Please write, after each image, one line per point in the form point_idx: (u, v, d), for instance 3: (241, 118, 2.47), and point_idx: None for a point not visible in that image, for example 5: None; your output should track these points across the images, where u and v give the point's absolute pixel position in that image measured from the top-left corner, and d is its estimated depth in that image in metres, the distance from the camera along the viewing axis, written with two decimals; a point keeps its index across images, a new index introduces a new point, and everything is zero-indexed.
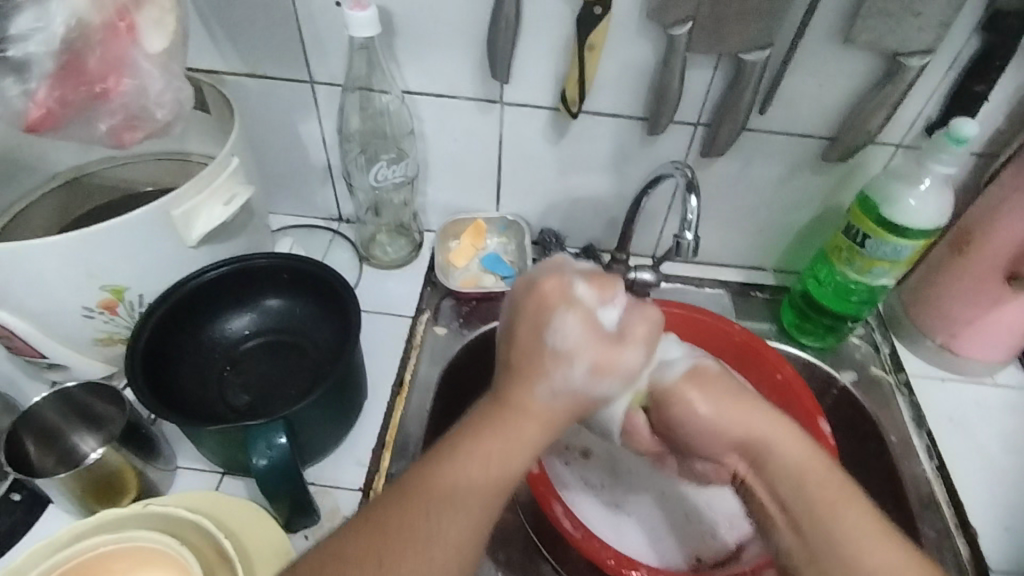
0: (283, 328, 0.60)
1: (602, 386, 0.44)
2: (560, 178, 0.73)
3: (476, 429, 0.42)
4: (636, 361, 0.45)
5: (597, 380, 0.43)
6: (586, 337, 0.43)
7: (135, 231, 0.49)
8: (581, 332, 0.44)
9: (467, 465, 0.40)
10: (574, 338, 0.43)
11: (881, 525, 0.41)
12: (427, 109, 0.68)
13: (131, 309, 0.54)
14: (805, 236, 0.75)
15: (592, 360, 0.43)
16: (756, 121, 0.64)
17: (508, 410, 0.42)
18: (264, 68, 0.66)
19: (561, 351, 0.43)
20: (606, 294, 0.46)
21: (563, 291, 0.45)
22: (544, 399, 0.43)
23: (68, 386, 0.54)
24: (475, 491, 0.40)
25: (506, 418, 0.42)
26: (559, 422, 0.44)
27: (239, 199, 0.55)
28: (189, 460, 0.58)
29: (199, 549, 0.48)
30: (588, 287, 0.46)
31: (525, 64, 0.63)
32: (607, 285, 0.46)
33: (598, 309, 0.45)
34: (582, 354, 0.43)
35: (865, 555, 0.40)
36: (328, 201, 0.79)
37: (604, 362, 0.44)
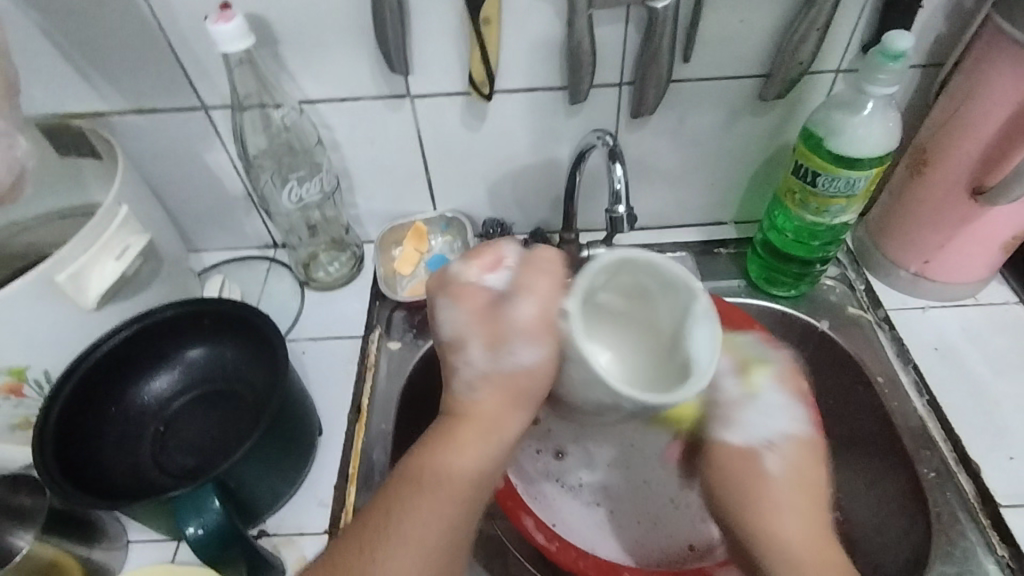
0: (213, 377, 0.56)
1: (506, 355, 0.45)
2: (491, 165, 0.69)
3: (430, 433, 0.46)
4: (530, 352, 0.43)
5: (495, 357, 0.45)
6: (464, 321, 0.46)
7: (17, 307, 0.45)
8: (463, 313, 0.46)
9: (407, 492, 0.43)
10: (456, 324, 0.46)
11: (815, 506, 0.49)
12: (334, 116, 0.63)
13: (39, 388, 0.50)
14: (760, 182, 0.71)
15: (479, 342, 0.46)
16: (683, 71, 0.60)
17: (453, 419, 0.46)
18: (149, 102, 0.61)
19: (454, 340, 0.46)
20: (488, 266, 0.47)
21: (442, 281, 0.48)
22: (469, 396, 0.46)
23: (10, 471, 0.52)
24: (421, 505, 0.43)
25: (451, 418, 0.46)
26: (497, 407, 0.46)
27: (133, 251, 0.51)
28: (140, 531, 0.54)
29: None
30: (468, 264, 0.48)
31: (423, 51, 0.58)
32: (491, 253, 0.48)
33: (483, 277, 0.47)
34: (469, 339, 0.46)
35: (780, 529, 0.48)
36: (257, 229, 0.75)
37: (494, 339, 0.45)
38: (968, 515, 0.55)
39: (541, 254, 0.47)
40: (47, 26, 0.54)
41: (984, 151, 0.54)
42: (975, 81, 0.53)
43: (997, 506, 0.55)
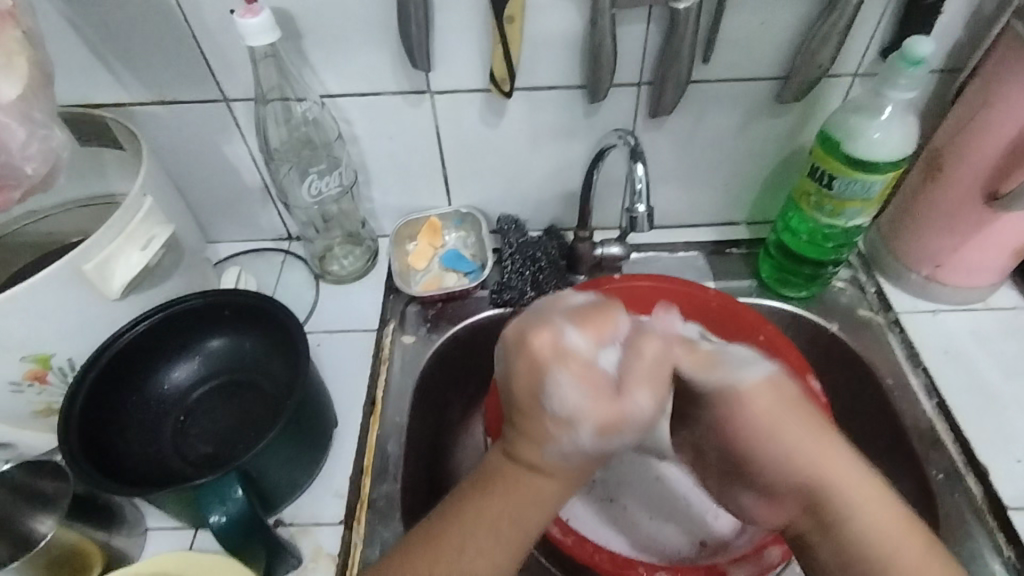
0: (232, 368, 0.56)
1: (615, 443, 0.42)
2: (507, 162, 0.69)
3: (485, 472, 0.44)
4: (645, 408, 0.42)
5: (606, 441, 0.42)
6: (581, 400, 0.41)
7: (45, 295, 0.45)
8: (580, 389, 0.41)
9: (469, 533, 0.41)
10: (570, 404, 0.41)
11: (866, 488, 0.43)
12: (354, 111, 0.64)
13: (63, 375, 0.50)
14: (774, 183, 0.71)
15: (593, 423, 0.41)
16: (702, 72, 0.60)
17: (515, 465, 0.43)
18: (171, 93, 0.61)
19: (562, 418, 0.41)
20: (578, 324, 0.43)
21: (555, 346, 0.42)
22: (549, 458, 0.42)
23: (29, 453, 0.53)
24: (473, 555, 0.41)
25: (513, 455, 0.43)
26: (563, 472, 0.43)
27: (157, 241, 0.51)
28: (157, 518, 0.55)
29: None
30: (582, 331, 0.43)
31: (446, 47, 0.58)
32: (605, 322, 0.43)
33: (596, 354, 0.42)
34: (584, 419, 0.41)
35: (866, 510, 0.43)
36: (273, 221, 0.75)
37: (609, 427, 0.41)
38: (976, 516, 0.56)
39: (646, 339, 0.43)
40: (74, 16, 0.55)
41: (1000, 158, 0.55)
42: (993, 88, 0.53)
43: (1005, 508, 0.56)
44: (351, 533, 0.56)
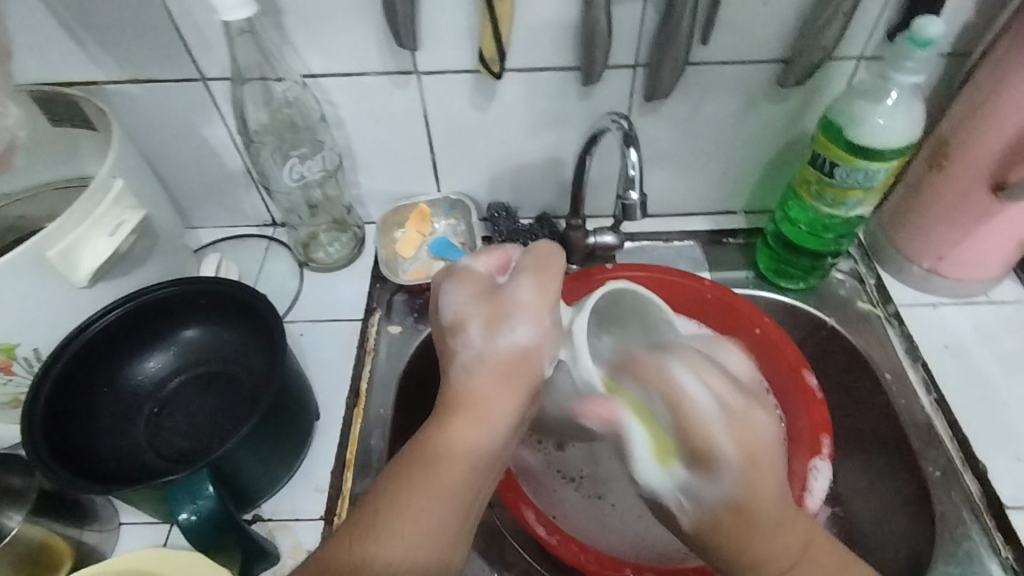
0: (208, 359, 0.54)
1: (505, 336, 0.45)
2: (499, 147, 0.67)
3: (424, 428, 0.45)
4: (524, 299, 0.45)
5: (493, 336, 0.45)
6: (466, 302, 0.47)
7: (5, 282, 0.43)
8: (464, 295, 0.48)
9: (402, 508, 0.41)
10: (456, 305, 0.47)
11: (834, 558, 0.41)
12: (338, 92, 0.61)
13: (29, 365, 0.48)
14: (773, 171, 0.69)
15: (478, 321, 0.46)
16: (700, 53, 0.57)
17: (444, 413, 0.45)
18: (146, 71, 0.58)
19: (454, 324, 0.47)
20: (523, 313, 0.45)
21: (451, 272, 0.50)
22: (463, 381, 0.45)
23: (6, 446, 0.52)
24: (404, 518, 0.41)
25: (449, 408, 0.45)
26: (497, 396, 0.45)
27: (127, 227, 0.49)
28: (131, 513, 0.53)
29: None
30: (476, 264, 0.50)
31: (433, 25, 0.55)
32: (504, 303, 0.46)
33: (492, 275, 0.49)
34: (469, 319, 0.46)
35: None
36: (256, 206, 0.73)
37: (495, 319, 0.46)
38: (973, 515, 0.55)
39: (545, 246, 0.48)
40: None
41: (1008, 146, 0.53)
42: (1003, 72, 0.51)
43: (1004, 508, 0.54)
44: (331, 528, 0.54)
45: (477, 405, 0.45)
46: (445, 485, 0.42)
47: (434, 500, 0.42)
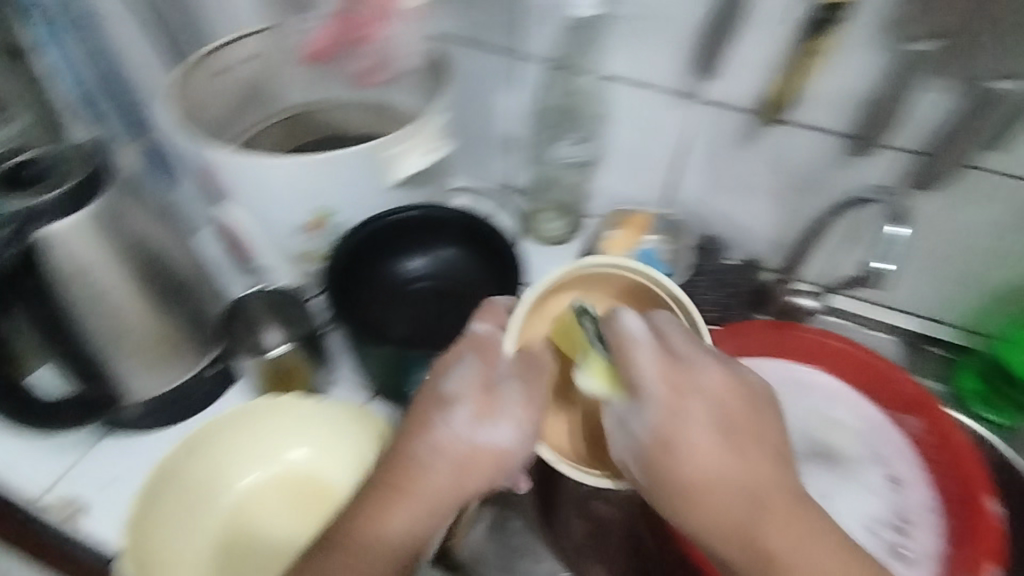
0: (451, 279, 0.65)
1: (485, 432, 0.46)
2: (739, 185, 0.71)
3: (395, 466, 0.47)
4: (503, 435, 0.46)
5: (477, 425, 0.46)
6: (472, 382, 0.47)
7: (350, 166, 0.56)
8: (471, 378, 0.48)
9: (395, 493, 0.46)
10: (462, 383, 0.47)
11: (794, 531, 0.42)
12: (621, 96, 0.68)
13: (330, 232, 0.61)
14: (1008, 299, 0.67)
15: (470, 405, 0.47)
16: (985, 160, 0.57)
17: (395, 490, 0.46)
18: (476, 36, 0.69)
19: (451, 396, 0.47)
20: (507, 414, 0.47)
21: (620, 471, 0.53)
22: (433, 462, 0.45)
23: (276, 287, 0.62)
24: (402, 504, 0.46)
25: (390, 472, 0.47)
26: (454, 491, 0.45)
27: (439, 152, 0.60)
28: (345, 376, 0.65)
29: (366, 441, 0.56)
30: None
31: (734, 62, 0.61)
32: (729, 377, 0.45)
33: (482, 424, 0.46)
34: (462, 404, 0.47)
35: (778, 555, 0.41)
36: (502, 170, 0.83)
37: (484, 408, 0.47)
38: None
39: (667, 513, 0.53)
40: None
41: None
42: None
43: None
44: None
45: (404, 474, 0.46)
46: (416, 489, 0.46)
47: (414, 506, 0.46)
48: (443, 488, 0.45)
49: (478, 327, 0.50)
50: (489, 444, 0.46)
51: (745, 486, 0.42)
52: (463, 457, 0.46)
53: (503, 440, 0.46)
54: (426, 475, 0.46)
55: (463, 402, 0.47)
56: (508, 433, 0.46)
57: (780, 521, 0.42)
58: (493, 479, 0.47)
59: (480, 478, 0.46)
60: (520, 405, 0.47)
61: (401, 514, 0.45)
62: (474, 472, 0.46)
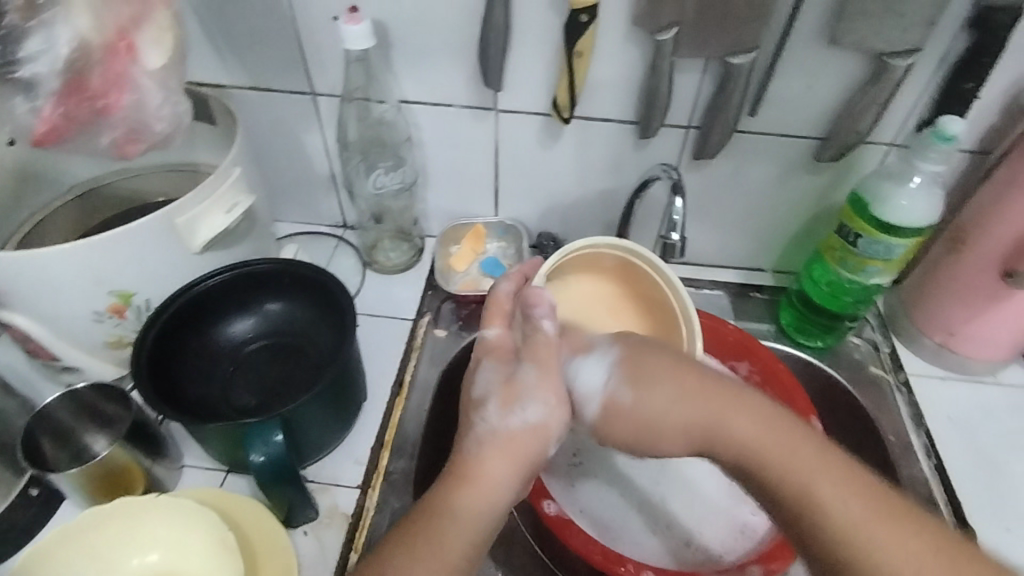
0: (284, 332, 0.62)
1: (516, 413, 0.47)
2: (556, 182, 0.74)
3: (418, 506, 0.45)
4: (537, 414, 0.47)
5: (507, 413, 0.47)
6: (494, 383, 0.49)
7: (140, 240, 0.52)
8: (494, 379, 0.49)
9: (431, 534, 0.43)
10: (488, 386, 0.49)
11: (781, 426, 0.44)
12: (425, 117, 0.69)
13: (138, 313, 0.56)
14: (802, 238, 0.75)
15: (495, 401, 0.47)
16: (747, 123, 0.65)
17: (454, 476, 0.45)
18: (266, 81, 0.68)
19: (479, 399, 0.48)
20: (533, 393, 0.47)
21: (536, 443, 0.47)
22: (482, 455, 0.46)
23: (79, 387, 0.58)
24: (445, 526, 0.43)
25: (449, 476, 0.45)
26: (491, 482, 0.45)
27: (241, 208, 0.57)
28: (193, 458, 0.61)
29: (211, 536, 0.51)
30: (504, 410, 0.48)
31: (516, 70, 0.64)
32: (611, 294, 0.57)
33: (514, 410, 0.47)
34: (489, 399, 0.48)
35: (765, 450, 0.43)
36: (332, 209, 0.81)
37: (509, 398, 0.47)
38: None
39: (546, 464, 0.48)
40: (199, 6, 0.62)
41: (1018, 236, 0.58)
42: (1017, 171, 0.56)
43: None
44: (365, 498, 0.60)
45: (478, 470, 0.45)
46: (454, 514, 0.43)
47: (467, 528, 0.43)
48: (497, 472, 0.45)
49: (487, 333, 0.52)
50: (521, 426, 0.47)
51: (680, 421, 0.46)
52: (501, 443, 0.46)
53: (535, 418, 0.47)
54: (478, 471, 0.45)
55: (489, 399, 0.48)
56: (537, 411, 0.47)
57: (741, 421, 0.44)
58: (530, 462, 0.47)
59: (534, 453, 0.47)
60: (543, 388, 0.48)
61: (463, 499, 0.44)
62: (516, 455, 0.46)
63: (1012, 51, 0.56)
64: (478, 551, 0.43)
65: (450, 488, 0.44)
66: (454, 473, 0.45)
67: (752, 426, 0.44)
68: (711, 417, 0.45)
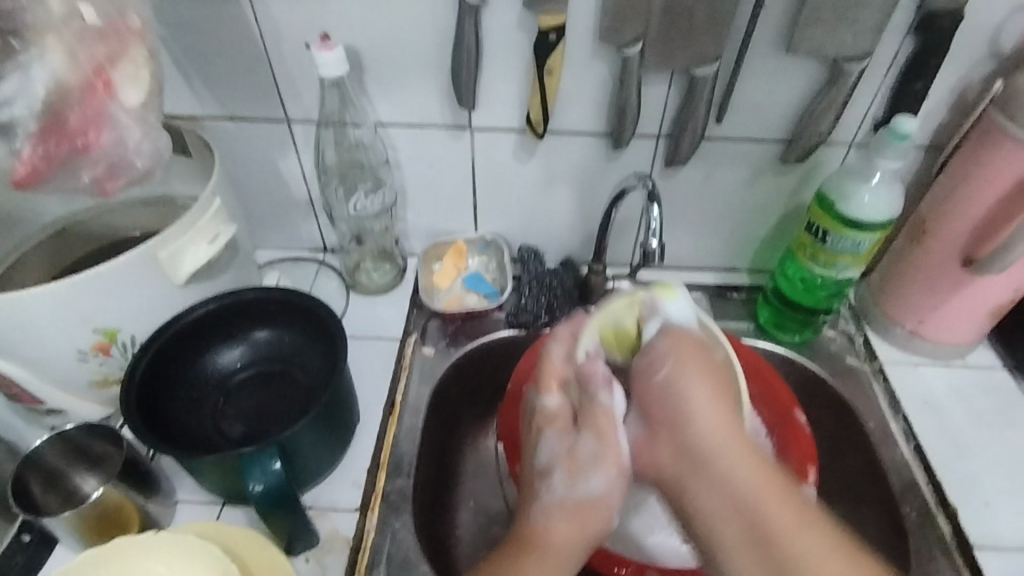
0: (273, 359, 0.63)
1: (580, 484, 0.47)
2: (533, 196, 0.76)
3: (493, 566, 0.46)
4: (599, 483, 0.47)
5: (572, 486, 0.48)
6: (558, 450, 0.49)
7: (125, 275, 0.52)
8: (558, 446, 0.50)
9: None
10: (555, 450, 0.49)
11: (757, 454, 0.43)
12: (401, 139, 0.70)
13: (123, 350, 0.56)
14: (773, 237, 0.78)
15: (560, 472, 0.48)
16: (714, 130, 0.67)
17: (526, 544, 0.47)
18: (241, 111, 0.68)
19: (543, 467, 0.50)
20: (593, 464, 0.47)
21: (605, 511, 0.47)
22: (547, 525, 0.47)
23: (68, 427, 0.57)
24: (527, 574, 0.45)
25: (522, 545, 0.47)
26: (562, 546, 0.47)
27: (223, 238, 0.57)
28: (187, 492, 0.60)
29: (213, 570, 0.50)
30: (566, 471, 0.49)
31: (489, 89, 0.65)
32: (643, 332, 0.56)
33: (580, 480, 0.47)
34: (552, 470, 0.49)
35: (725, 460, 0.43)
36: (312, 233, 0.82)
37: (573, 469, 0.48)
38: (945, 553, 0.61)
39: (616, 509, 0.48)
40: (170, 41, 0.62)
41: (976, 225, 0.61)
42: (969, 163, 0.60)
43: (973, 548, 0.60)
44: (364, 520, 0.60)
45: (543, 538, 0.47)
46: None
47: None
48: (568, 538, 0.47)
49: (545, 399, 0.52)
50: (586, 496, 0.47)
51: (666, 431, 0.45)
52: (568, 513, 0.47)
53: (600, 489, 0.47)
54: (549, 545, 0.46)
55: (554, 469, 0.49)
56: (599, 483, 0.47)
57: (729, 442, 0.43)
58: (595, 528, 0.47)
59: (601, 520, 0.47)
60: (604, 454, 0.48)
61: (531, 567, 0.45)
62: (583, 521, 0.47)
63: (956, 51, 0.59)
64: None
65: (523, 556, 0.46)
66: (523, 538, 0.47)
67: (743, 468, 0.42)
68: (682, 411, 0.45)
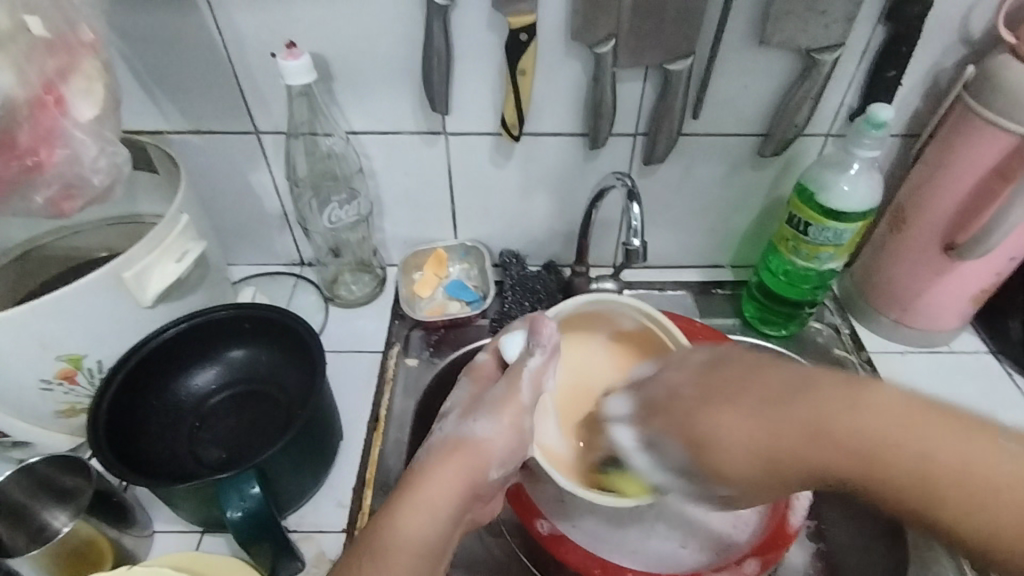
0: (250, 379, 0.60)
1: (473, 424, 0.49)
2: (512, 201, 0.75)
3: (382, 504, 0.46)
4: (487, 429, 0.48)
5: (463, 425, 0.49)
6: (464, 400, 0.52)
7: (88, 299, 0.49)
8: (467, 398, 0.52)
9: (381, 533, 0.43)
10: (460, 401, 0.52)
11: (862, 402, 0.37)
12: (375, 147, 0.69)
13: (90, 376, 0.53)
14: (755, 231, 0.77)
15: (459, 413, 0.51)
16: (691, 126, 0.66)
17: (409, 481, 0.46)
18: (208, 125, 0.66)
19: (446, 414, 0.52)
20: (489, 410, 0.49)
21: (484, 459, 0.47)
22: (432, 463, 0.47)
23: (32, 461, 0.54)
24: (411, 503, 0.44)
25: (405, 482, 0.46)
26: (444, 479, 0.46)
27: (191, 255, 0.55)
28: (164, 522, 0.58)
29: None
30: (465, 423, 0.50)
31: (462, 93, 0.64)
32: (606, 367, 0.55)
33: (473, 424, 0.48)
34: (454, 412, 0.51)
35: (850, 428, 0.36)
36: (288, 247, 0.80)
37: (468, 411, 0.50)
38: None
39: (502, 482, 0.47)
40: (130, 54, 0.60)
41: (955, 211, 0.61)
42: (946, 150, 0.59)
43: None
44: (351, 541, 0.58)
45: (425, 478, 0.46)
46: (403, 510, 0.44)
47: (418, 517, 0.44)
48: (446, 487, 0.45)
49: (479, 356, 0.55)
50: (474, 439, 0.48)
51: (755, 440, 0.38)
52: (454, 451, 0.47)
53: (487, 434, 0.48)
54: (427, 481, 0.45)
55: (453, 413, 0.51)
56: (489, 426, 0.48)
57: (835, 397, 0.37)
58: (473, 471, 0.46)
59: (479, 466, 0.47)
60: (503, 403, 0.49)
61: (408, 501, 0.44)
62: (460, 463, 0.46)
63: (926, 38, 0.59)
64: (430, 562, 0.43)
65: (403, 489, 0.46)
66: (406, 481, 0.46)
67: (864, 426, 0.36)
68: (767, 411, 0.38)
